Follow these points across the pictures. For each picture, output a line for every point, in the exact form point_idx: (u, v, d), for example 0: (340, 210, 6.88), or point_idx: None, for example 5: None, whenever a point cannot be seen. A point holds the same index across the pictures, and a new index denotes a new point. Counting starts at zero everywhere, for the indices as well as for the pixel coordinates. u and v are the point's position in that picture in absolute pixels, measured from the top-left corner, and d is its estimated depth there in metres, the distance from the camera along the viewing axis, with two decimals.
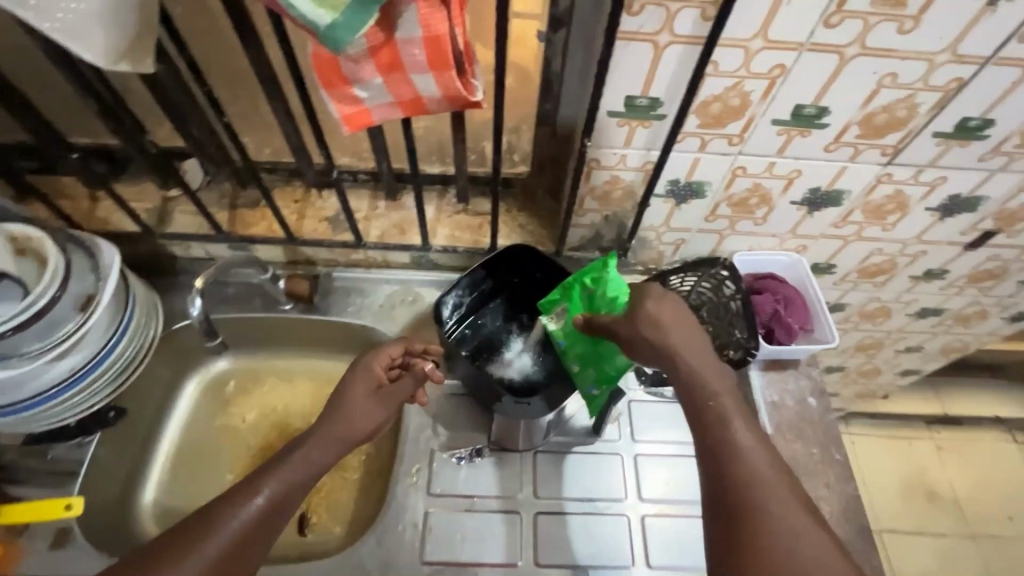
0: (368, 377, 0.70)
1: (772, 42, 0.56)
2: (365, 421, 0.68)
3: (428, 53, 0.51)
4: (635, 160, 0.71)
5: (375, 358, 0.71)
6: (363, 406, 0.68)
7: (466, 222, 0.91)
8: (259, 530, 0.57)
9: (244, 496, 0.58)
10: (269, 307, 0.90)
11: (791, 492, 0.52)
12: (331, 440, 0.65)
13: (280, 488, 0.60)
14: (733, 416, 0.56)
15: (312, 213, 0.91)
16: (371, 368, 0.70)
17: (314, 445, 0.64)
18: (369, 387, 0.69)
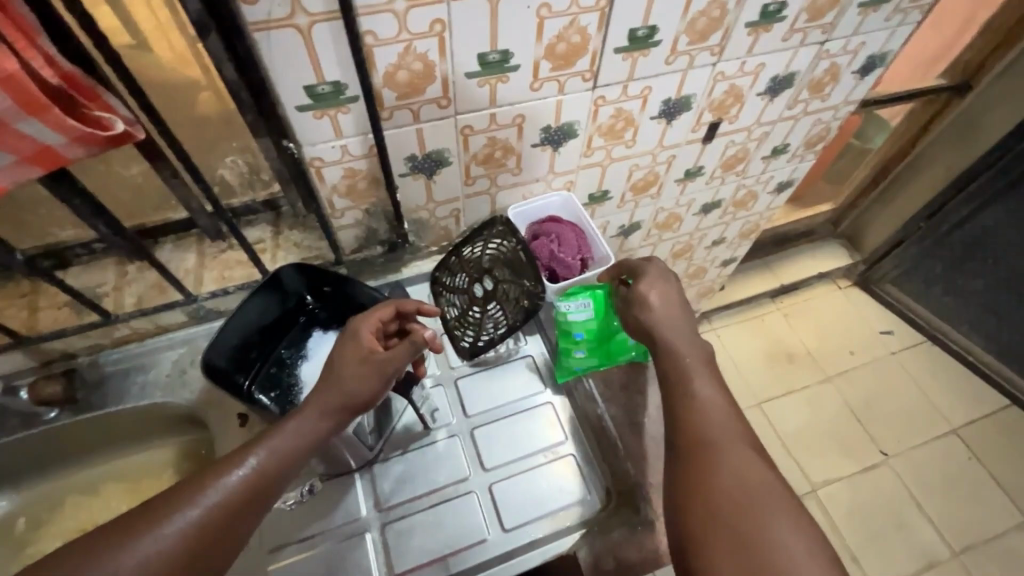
0: (359, 344, 0.64)
1: (414, 0, 0.56)
2: (359, 385, 0.60)
3: (17, 98, 0.44)
4: (358, 148, 0.69)
5: (362, 326, 0.65)
6: (355, 371, 0.61)
7: (235, 259, 0.85)
8: (246, 502, 0.52)
9: (231, 464, 0.54)
10: (27, 422, 0.78)
11: (741, 448, 0.56)
12: (329, 414, 0.59)
13: (276, 453, 0.55)
14: (695, 376, 0.63)
15: (47, 303, 0.80)
16: (360, 335, 0.65)
17: (307, 418, 0.58)
18: (359, 352, 0.62)
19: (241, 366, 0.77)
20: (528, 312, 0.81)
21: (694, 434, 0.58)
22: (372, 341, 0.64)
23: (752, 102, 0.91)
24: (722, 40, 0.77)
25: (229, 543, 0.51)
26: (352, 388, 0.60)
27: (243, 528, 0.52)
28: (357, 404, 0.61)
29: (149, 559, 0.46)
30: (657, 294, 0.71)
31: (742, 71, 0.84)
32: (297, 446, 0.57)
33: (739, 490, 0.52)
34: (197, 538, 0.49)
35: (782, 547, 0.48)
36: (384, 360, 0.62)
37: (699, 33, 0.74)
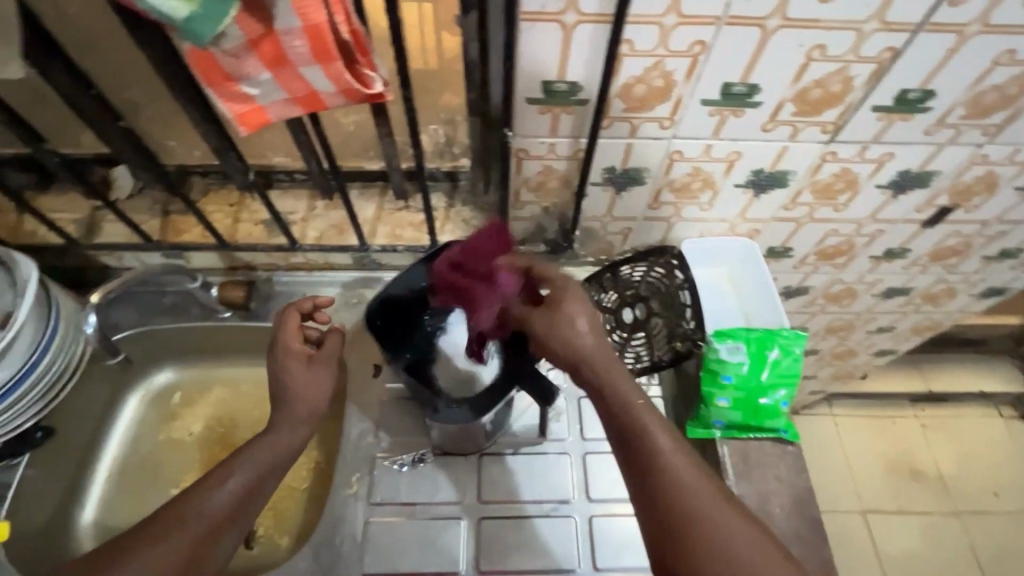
0: (294, 356, 0.68)
1: (687, 17, 0.52)
2: (315, 389, 0.67)
3: (313, 46, 0.48)
4: (565, 148, 0.68)
5: (288, 336, 0.69)
6: (306, 379, 0.67)
7: (407, 220, 0.89)
8: (231, 513, 0.58)
9: (208, 484, 0.59)
10: (207, 315, 0.88)
11: (676, 437, 0.58)
12: (302, 422, 0.66)
13: (246, 475, 0.60)
14: (654, 429, 0.57)
15: (247, 217, 0.88)
16: (289, 346, 0.68)
17: (279, 430, 0.64)
18: (301, 360, 0.68)
19: None
20: (679, 355, 0.76)
21: (649, 431, 0.57)
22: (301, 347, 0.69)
23: (1004, 195, 0.78)
24: (1003, 121, 0.65)
25: (221, 545, 0.57)
26: (312, 393, 0.67)
27: (233, 531, 0.58)
28: (321, 401, 0.67)
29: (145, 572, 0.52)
30: (575, 308, 0.63)
31: (1010, 160, 0.71)
32: (268, 460, 0.62)
33: (654, 478, 0.56)
34: (190, 549, 0.55)
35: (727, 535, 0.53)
36: (328, 355, 0.70)
37: (981, 108, 0.63)
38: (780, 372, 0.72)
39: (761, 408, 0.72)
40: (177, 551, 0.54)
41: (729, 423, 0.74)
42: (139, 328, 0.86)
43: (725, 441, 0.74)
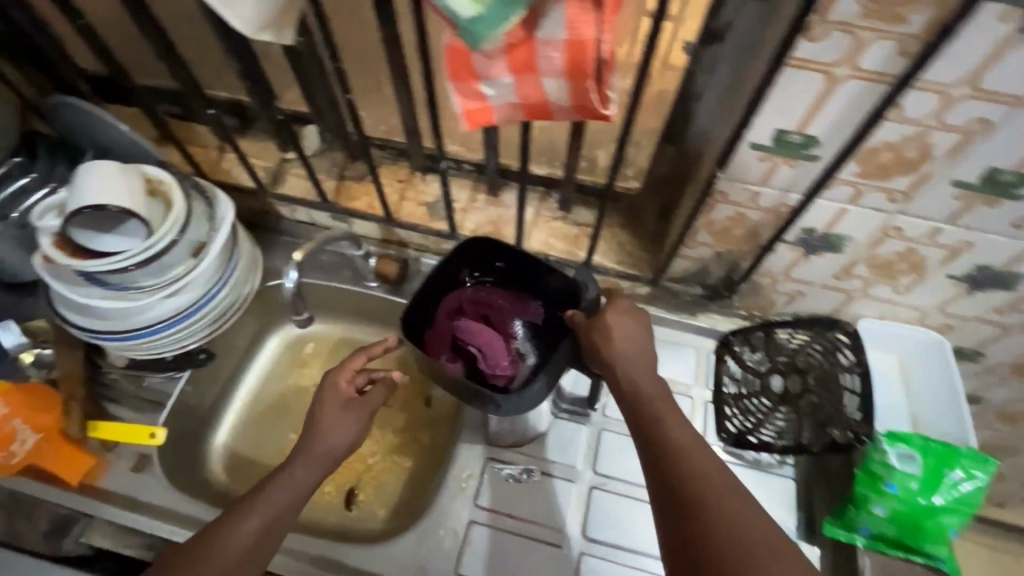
0: (333, 393, 0.68)
1: (980, 92, 0.46)
2: (338, 435, 0.66)
3: (570, 62, 0.47)
4: (768, 201, 0.63)
5: (338, 374, 0.69)
6: (337, 417, 0.67)
7: (562, 231, 0.88)
8: (254, 550, 0.60)
9: (233, 519, 0.61)
10: (358, 281, 0.92)
11: (687, 427, 0.56)
12: (316, 461, 0.65)
13: (268, 512, 0.61)
14: (666, 415, 0.56)
15: (412, 196, 0.91)
16: (336, 385, 0.68)
17: (296, 469, 0.64)
18: (337, 402, 0.67)
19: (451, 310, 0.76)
20: (835, 445, 0.70)
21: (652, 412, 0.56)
22: (348, 388, 0.68)
23: None
24: None
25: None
26: (338, 437, 0.66)
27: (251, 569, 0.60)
28: (343, 445, 0.66)
29: None
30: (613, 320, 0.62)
31: None
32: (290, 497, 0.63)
33: (668, 447, 0.54)
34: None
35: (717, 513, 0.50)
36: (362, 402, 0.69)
37: None
38: (957, 495, 0.63)
39: (922, 528, 0.64)
40: None
41: (877, 534, 0.66)
42: (298, 279, 0.92)
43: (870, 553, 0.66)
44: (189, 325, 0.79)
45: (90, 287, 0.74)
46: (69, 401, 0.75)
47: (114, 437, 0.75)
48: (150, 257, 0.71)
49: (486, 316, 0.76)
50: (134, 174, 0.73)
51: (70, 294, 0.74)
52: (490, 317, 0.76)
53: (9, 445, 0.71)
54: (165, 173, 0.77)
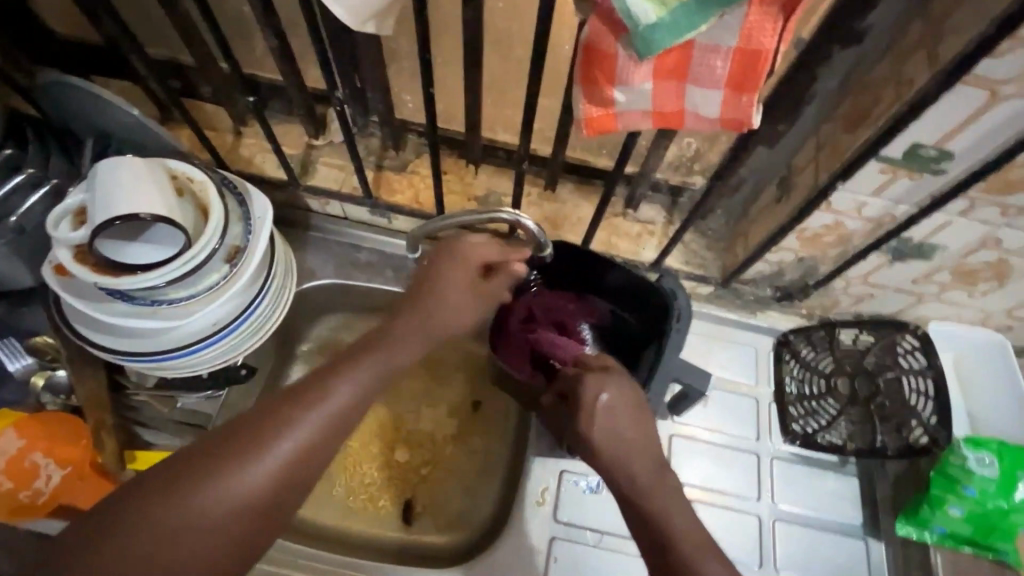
0: (467, 267, 0.66)
1: None
2: (459, 316, 0.64)
3: (734, 76, 0.42)
4: (873, 211, 0.61)
5: (465, 248, 0.66)
6: (459, 291, 0.65)
7: (624, 228, 0.83)
8: (326, 442, 0.52)
9: (309, 400, 0.52)
10: (401, 280, 0.84)
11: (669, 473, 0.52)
12: (398, 348, 0.59)
13: (357, 387, 0.55)
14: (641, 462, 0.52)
15: (461, 189, 0.83)
16: (468, 256, 0.65)
17: (398, 348, 0.59)
18: (469, 277, 0.65)
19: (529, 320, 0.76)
20: (909, 449, 0.72)
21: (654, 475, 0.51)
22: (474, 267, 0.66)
23: None
24: None
25: (304, 480, 0.51)
26: (456, 312, 0.64)
27: (322, 460, 0.52)
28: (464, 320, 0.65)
29: (198, 503, 0.47)
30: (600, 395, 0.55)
31: None
32: (379, 380, 0.57)
33: (652, 512, 0.49)
34: (272, 485, 0.49)
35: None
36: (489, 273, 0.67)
37: None
38: None
39: (993, 527, 0.67)
40: (261, 485, 0.48)
41: (950, 532, 0.69)
42: (336, 281, 0.84)
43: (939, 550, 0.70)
44: (230, 341, 0.71)
45: (117, 305, 0.64)
46: (98, 431, 0.67)
47: (152, 467, 0.69)
48: (188, 271, 0.62)
49: (560, 324, 0.77)
50: (161, 171, 0.62)
51: (94, 312, 0.64)
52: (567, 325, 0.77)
53: (33, 482, 0.66)
54: (193, 167, 0.66)
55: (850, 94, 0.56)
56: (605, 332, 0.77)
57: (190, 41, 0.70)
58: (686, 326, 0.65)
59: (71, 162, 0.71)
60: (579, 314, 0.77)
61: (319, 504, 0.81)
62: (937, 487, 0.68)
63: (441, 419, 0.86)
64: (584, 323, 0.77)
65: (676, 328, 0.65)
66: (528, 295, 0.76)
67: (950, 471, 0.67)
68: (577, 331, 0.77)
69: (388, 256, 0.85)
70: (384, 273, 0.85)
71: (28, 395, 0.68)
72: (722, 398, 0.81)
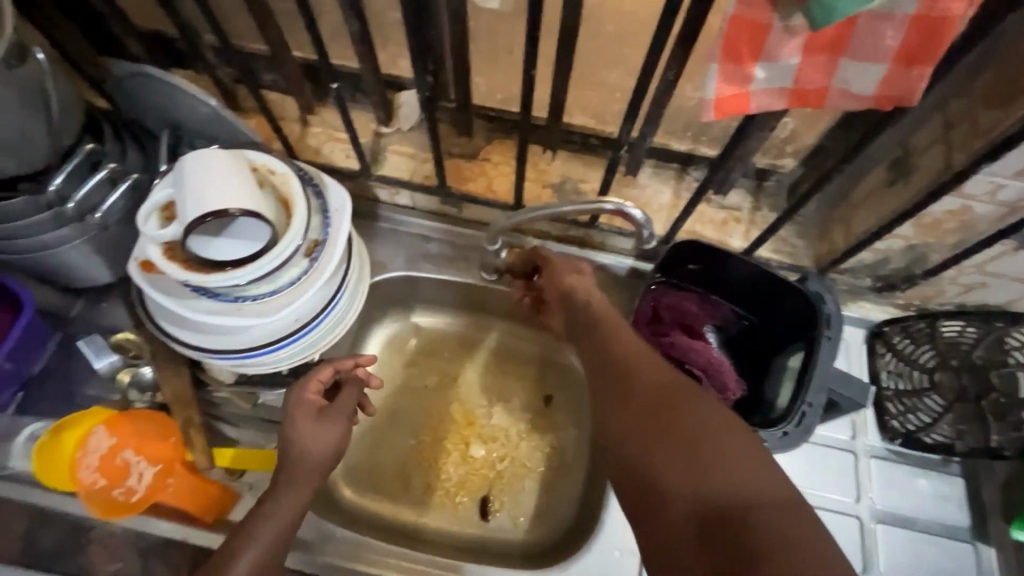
0: (303, 408, 0.61)
1: None
2: (322, 446, 0.59)
3: (907, 46, 0.38)
4: (1009, 195, 0.56)
5: (301, 387, 0.62)
6: (308, 429, 0.60)
7: (708, 215, 0.79)
8: None
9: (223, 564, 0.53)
10: (473, 272, 0.82)
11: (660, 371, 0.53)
12: (303, 481, 0.58)
13: (258, 551, 0.54)
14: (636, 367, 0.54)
15: (535, 177, 0.80)
16: (302, 398, 0.61)
17: (280, 494, 0.57)
18: (310, 413, 0.61)
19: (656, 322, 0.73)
20: None
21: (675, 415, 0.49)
22: (314, 399, 0.62)
23: None
24: None
25: None
26: (319, 448, 0.59)
27: None
28: (329, 456, 0.60)
29: None
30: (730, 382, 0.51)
31: None
32: (285, 524, 0.56)
33: (639, 403, 0.50)
34: None
35: (771, 532, 0.39)
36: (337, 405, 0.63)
37: None
38: None
39: None
40: None
41: None
42: (408, 273, 0.82)
43: None
44: (311, 335, 0.70)
45: (203, 301, 0.63)
46: (187, 428, 0.66)
47: (241, 465, 0.68)
48: (274, 268, 0.60)
49: (686, 326, 0.74)
50: (244, 164, 0.60)
51: (180, 309, 0.63)
52: (692, 327, 0.74)
53: (125, 480, 0.64)
54: (273, 159, 0.64)
55: (995, 65, 0.51)
56: (733, 336, 0.75)
57: (264, 27, 0.67)
58: (838, 334, 0.65)
59: (145, 154, 0.70)
60: (704, 316, 0.75)
61: (394, 498, 0.81)
62: None
63: (514, 415, 0.84)
64: (709, 326, 0.75)
65: (830, 335, 0.64)
66: (653, 296, 0.73)
67: None
68: (702, 333, 0.75)
69: (460, 247, 0.83)
70: (456, 265, 0.82)
71: (114, 392, 0.70)
72: None
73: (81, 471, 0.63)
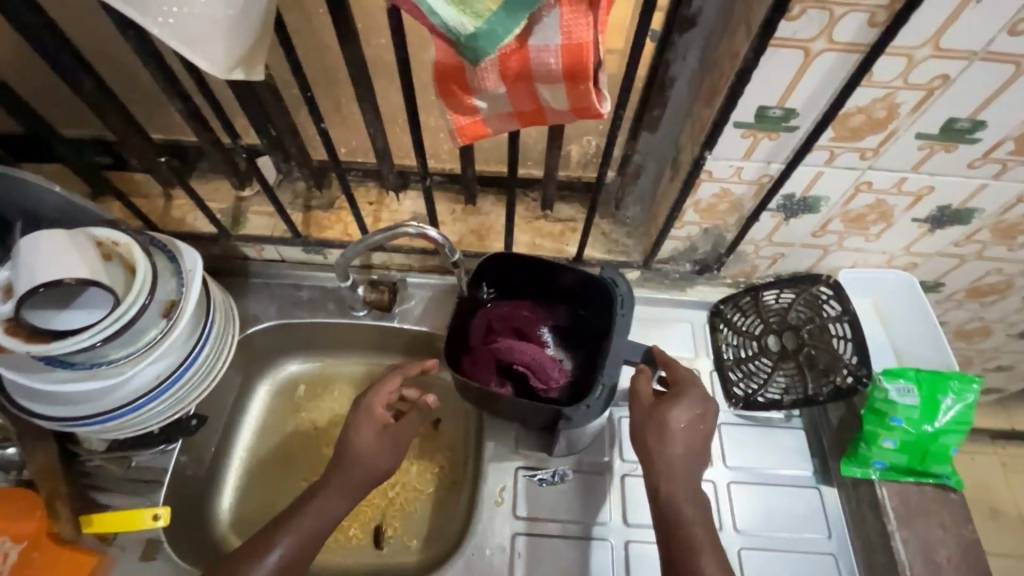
0: (371, 418, 0.70)
1: (941, 51, 0.51)
2: (376, 459, 0.68)
3: (568, 67, 0.46)
4: (751, 173, 0.66)
5: (375, 400, 0.71)
6: (371, 442, 0.68)
7: (546, 229, 0.87)
8: None
9: (257, 553, 0.61)
10: (343, 312, 0.88)
11: (690, 440, 0.65)
12: (353, 489, 0.66)
13: (293, 544, 0.62)
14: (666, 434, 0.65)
15: (388, 217, 0.86)
16: (372, 409, 0.70)
17: (328, 496, 0.66)
18: (375, 426, 0.69)
19: (486, 330, 0.79)
20: (840, 391, 0.76)
21: (665, 460, 0.64)
22: (382, 414, 0.70)
23: None
24: None
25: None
26: (372, 460, 0.68)
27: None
28: (376, 471, 0.68)
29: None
30: (680, 417, 0.65)
31: None
32: (316, 529, 0.64)
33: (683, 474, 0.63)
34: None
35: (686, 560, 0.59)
36: (397, 429, 0.71)
37: None
38: (951, 414, 0.69)
39: (923, 451, 0.70)
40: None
41: (888, 464, 0.73)
42: (280, 322, 0.87)
43: (884, 483, 0.72)
44: (175, 392, 0.73)
45: (57, 372, 0.66)
46: (52, 500, 0.68)
47: (109, 528, 0.69)
48: (118, 329, 0.64)
49: (517, 329, 0.80)
50: (84, 239, 0.65)
51: (36, 382, 0.66)
52: (521, 329, 0.80)
53: None
54: (117, 232, 0.69)
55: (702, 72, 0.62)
56: (565, 332, 0.81)
57: None
58: (631, 312, 0.74)
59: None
60: (532, 318, 0.81)
61: None
62: (865, 418, 0.72)
63: None
64: (544, 327, 0.82)
65: (622, 313, 0.74)
66: (483, 307, 0.81)
67: (875, 401, 0.71)
68: (537, 334, 0.81)
69: (327, 290, 0.88)
70: (324, 307, 0.88)
71: None
72: None
73: None
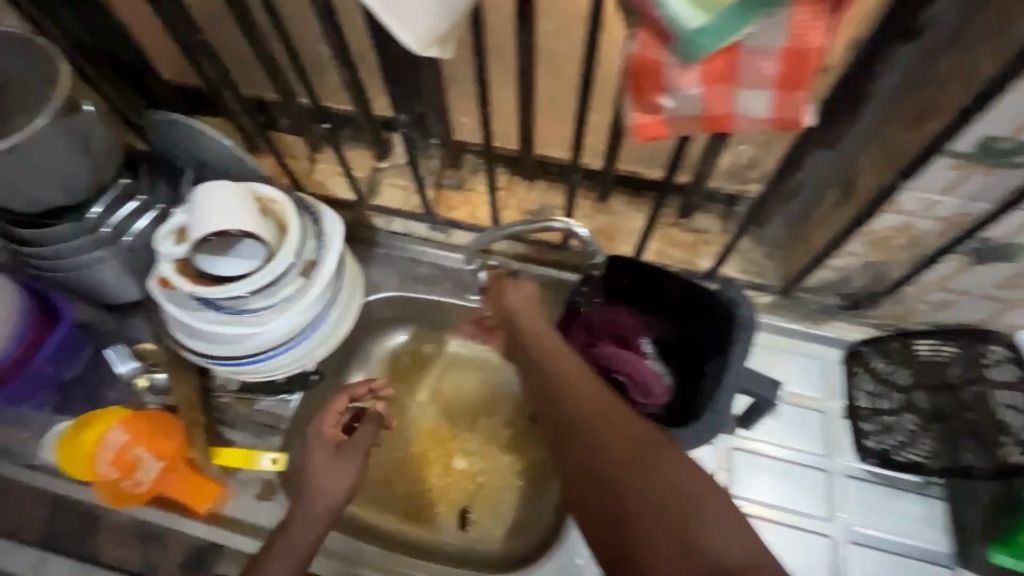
0: (324, 441, 0.67)
1: None
2: (331, 480, 0.65)
3: (785, 73, 0.42)
4: (946, 211, 0.58)
5: (321, 422, 0.69)
6: (325, 466, 0.66)
7: (677, 238, 0.83)
8: None
9: None
10: (459, 293, 0.88)
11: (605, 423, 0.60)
12: (318, 518, 0.64)
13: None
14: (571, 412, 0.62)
15: (515, 204, 0.86)
16: (320, 431, 0.68)
17: (294, 529, 0.63)
18: (328, 450, 0.67)
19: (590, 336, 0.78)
20: (1003, 471, 0.65)
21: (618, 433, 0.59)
22: (331, 432, 0.68)
23: None
24: None
25: None
26: (331, 486, 0.65)
27: None
28: (341, 493, 0.65)
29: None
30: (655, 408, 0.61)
31: None
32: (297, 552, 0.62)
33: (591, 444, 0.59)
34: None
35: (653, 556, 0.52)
36: (354, 444, 0.68)
37: None
38: None
39: None
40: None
41: None
42: (398, 294, 0.89)
43: None
44: (304, 347, 0.77)
45: (208, 313, 0.71)
46: (191, 428, 0.74)
47: (232, 464, 0.75)
48: (269, 282, 0.68)
49: (620, 337, 0.78)
50: (245, 192, 0.69)
51: (189, 319, 0.71)
52: (625, 337, 0.78)
53: (134, 473, 0.72)
54: (274, 189, 0.73)
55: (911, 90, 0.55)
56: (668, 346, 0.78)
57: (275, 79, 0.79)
58: (751, 337, 0.67)
59: (172, 187, 0.81)
60: (639, 327, 0.79)
61: (375, 506, 0.85)
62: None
63: (497, 430, 0.88)
64: (645, 338, 0.79)
65: (742, 337, 0.67)
66: (584, 312, 0.78)
67: None
68: (638, 345, 0.78)
69: (447, 269, 0.89)
70: (442, 285, 0.89)
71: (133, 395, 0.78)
72: (789, 411, 0.78)
73: (98, 464, 0.72)
